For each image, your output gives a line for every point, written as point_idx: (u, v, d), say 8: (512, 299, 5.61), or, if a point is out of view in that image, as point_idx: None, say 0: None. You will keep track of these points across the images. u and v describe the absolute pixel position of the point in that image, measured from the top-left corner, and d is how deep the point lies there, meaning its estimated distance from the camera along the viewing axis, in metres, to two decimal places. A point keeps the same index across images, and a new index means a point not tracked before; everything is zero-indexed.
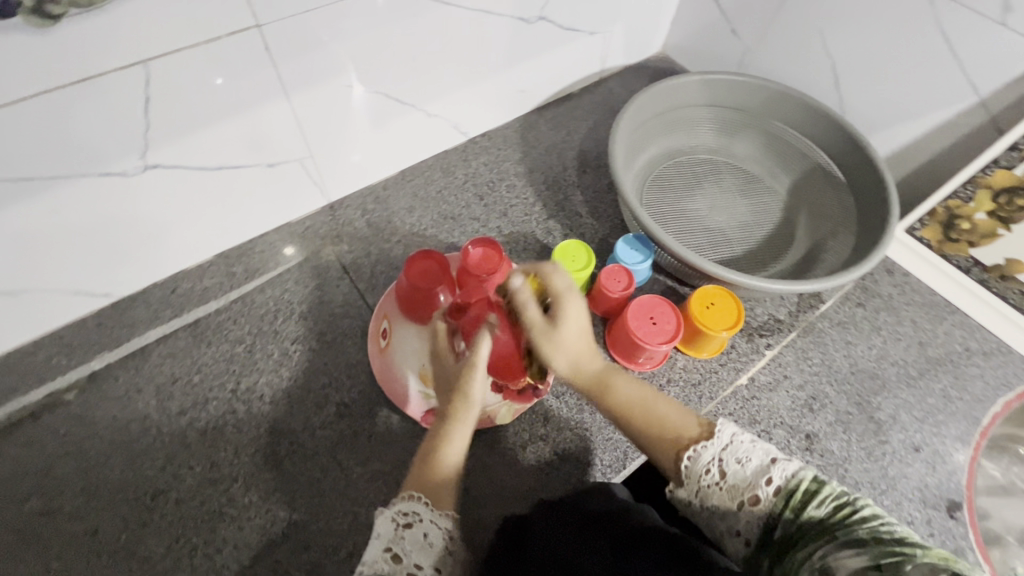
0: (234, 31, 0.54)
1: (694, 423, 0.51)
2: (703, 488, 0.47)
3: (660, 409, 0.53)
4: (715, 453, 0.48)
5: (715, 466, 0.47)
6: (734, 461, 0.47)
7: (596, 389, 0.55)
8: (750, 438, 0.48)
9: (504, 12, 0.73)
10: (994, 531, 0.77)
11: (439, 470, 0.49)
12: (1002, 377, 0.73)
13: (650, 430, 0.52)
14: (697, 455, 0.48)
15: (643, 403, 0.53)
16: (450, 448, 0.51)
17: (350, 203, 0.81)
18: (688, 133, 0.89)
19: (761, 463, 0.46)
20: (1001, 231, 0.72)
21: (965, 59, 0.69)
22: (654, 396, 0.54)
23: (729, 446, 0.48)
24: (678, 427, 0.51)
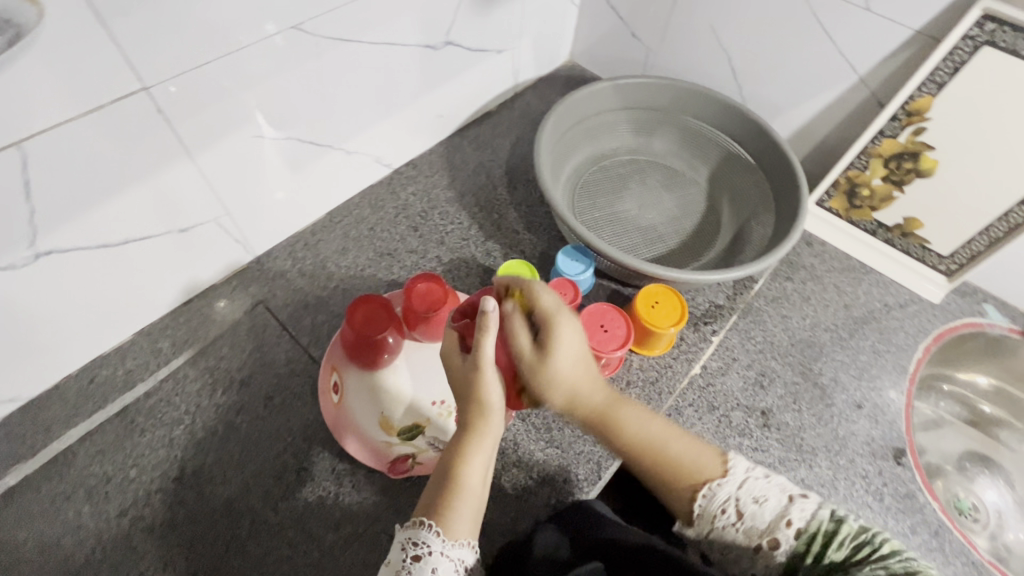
0: (119, 97, 0.49)
1: (714, 463, 0.51)
2: (717, 526, 0.49)
3: (674, 446, 0.53)
4: (731, 492, 0.49)
5: (729, 506, 0.48)
6: (750, 500, 0.48)
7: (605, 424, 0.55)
8: (764, 474, 0.49)
9: (409, 41, 0.73)
10: (934, 464, 0.85)
11: (457, 490, 0.49)
12: (918, 325, 0.79)
13: (665, 471, 0.52)
14: (713, 493, 0.49)
15: (655, 440, 0.53)
16: (468, 465, 0.50)
17: (278, 255, 0.77)
18: (607, 137, 0.92)
19: (778, 504, 0.47)
20: (896, 194, 0.78)
21: (841, 42, 0.75)
22: (669, 432, 0.54)
23: (746, 484, 0.49)
24: (694, 466, 0.51)
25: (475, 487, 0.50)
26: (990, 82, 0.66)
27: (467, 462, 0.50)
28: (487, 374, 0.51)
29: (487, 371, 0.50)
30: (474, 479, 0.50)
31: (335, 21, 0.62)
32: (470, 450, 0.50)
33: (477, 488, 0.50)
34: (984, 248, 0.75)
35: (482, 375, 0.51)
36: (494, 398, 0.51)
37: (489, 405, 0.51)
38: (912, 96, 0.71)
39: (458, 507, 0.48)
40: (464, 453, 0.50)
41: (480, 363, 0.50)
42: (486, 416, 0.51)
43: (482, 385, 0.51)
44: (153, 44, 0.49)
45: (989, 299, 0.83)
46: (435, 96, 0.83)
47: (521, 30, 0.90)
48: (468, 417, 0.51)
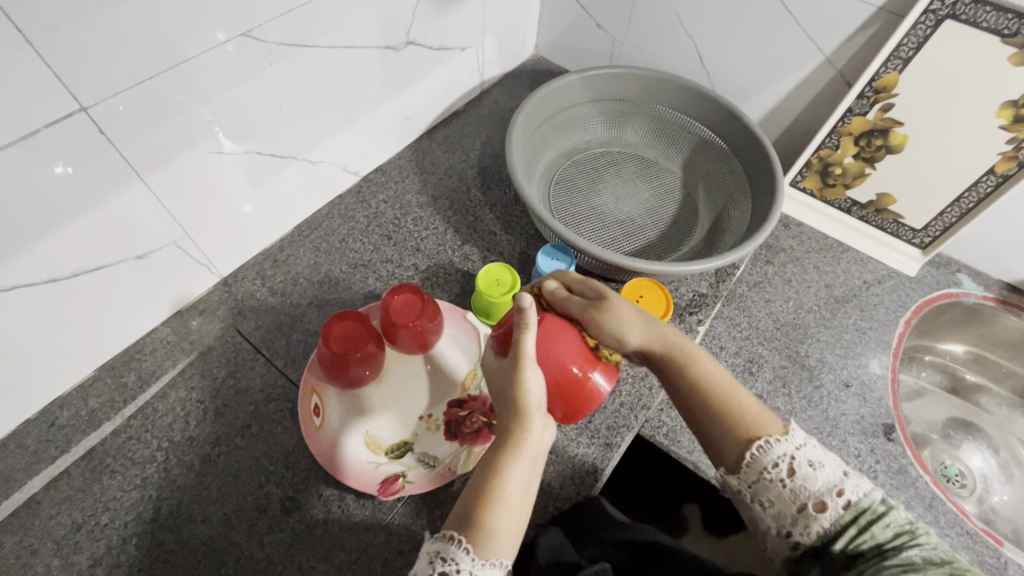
0: (55, 120, 0.46)
1: (774, 422, 0.50)
2: (764, 476, 0.48)
3: (738, 396, 0.51)
4: (788, 450, 0.48)
5: (784, 461, 0.47)
6: (806, 462, 0.47)
7: (676, 360, 0.53)
8: (821, 446, 0.49)
9: (369, 43, 0.70)
10: (921, 434, 0.86)
11: (493, 506, 0.45)
12: (898, 300, 0.80)
13: (726, 418, 0.50)
14: (769, 446, 0.48)
15: (721, 388, 0.52)
16: (506, 477, 0.46)
17: (246, 274, 0.73)
18: (579, 131, 0.90)
19: (834, 474, 0.47)
20: (868, 171, 0.79)
21: (805, 23, 0.74)
22: (734, 383, 0.52)
23: (803, 447, 0.48)
24: (757, 417, 0.50)
25: (512, 502, 0.46)
26: (953, 56, 0.66)
27: (505, 474, 0.46)
28: (528, 373, 0.49)
29: (526, 367, 0.49)
30: (511, 496, 0.46)
31: (286, 26, 0.59)
32: (509, 461, 0.47)
33: (515, 504, 0.46)
34: (956, 220, 0.76)
35: (519, 372, 0.48)
36: (533, 398, 0.49)
37: (528, 409, 0.48)
38: (877, 72, 0.71)
39: (495, 525, 0.44)
40: (502, 463, 0.47)
41: (520, 360, 0.49)
42: (525, 419, 0.48)
43: (520, 385, 0.48)
44: (87, 61, 0.45)
45: (963, 269, 0.84)
46: (399, 99, 0.81)
47: (484, 26, 0.88)
48: (508, 416, 0.49)
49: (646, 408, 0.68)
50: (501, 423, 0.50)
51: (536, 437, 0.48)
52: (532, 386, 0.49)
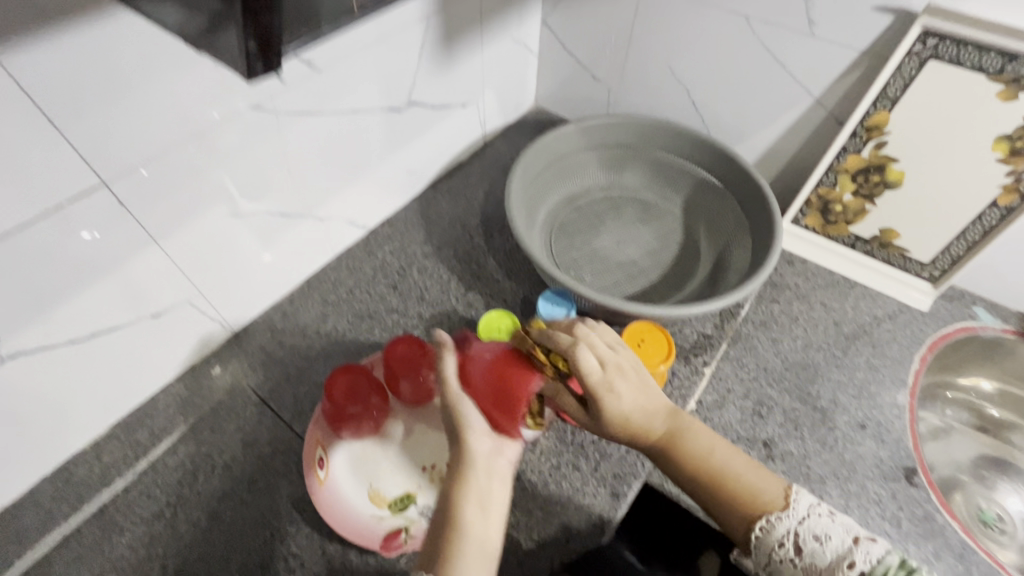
0: (77, 195, 0.49)
1: (777, 493, 0.50)
2: (774, 557, 0.48)
3: (737, 470, 0.52)
4: (791, 525, 0.48)
5: (789, 539, 0.47)
6: (811, 537, 0.47)
7: (671, 449, 0.54)
8: (828, 512, 0.48)
9: (372, 106, 0.74)
10: (950, 476, 0.82)
11: (456, 534, 0.45)
12: (912, 335, 0.78)
13: (727, 496, 0.51)
14: (772, 526, 0.48)
15: (720, 466, 0.52)
16: (464, 506, 0.47)
17: (257, 328, 0.76)
18: (579, 178, 0.93)
19: (842, 544, 0.46)
20: (869, 207, 0.79)
21: (792, 68, 0.76)
22: (735, 455, 0.53)
23: (807, 520, 0.48)
24: (758, 490, 0.50)
25: (474, 529, 0.46)
26: (942, 94, 0.67)
27: (462, 503, 0.47)
28: (453, 396, 0.52)
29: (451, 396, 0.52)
30: (473, 523, 0.46)
31: (294, 97, 0.63)
32: (463, 489, 0.48)
33: (478, 530, 0.46)
34: (964, 252, 0.75)
35: (449, 399, 0.51)
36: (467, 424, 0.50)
37: (466, 433, 0.50)
38: (868, 112, 0.72)
39: (459, 551, 0.44)
40: (459, 494, 0.48)
41: (446, 388, 0.52)
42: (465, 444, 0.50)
43: (452, 410, 0.51)
44: (107, 141, 0.49)
45: (978, 301, 0.82)
46: (403, 155, 0.84)
47: (483, 83, 0.93)
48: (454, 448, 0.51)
49: None
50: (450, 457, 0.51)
51: (486, 458, 0.50)
52: (461, 406, 0.51)
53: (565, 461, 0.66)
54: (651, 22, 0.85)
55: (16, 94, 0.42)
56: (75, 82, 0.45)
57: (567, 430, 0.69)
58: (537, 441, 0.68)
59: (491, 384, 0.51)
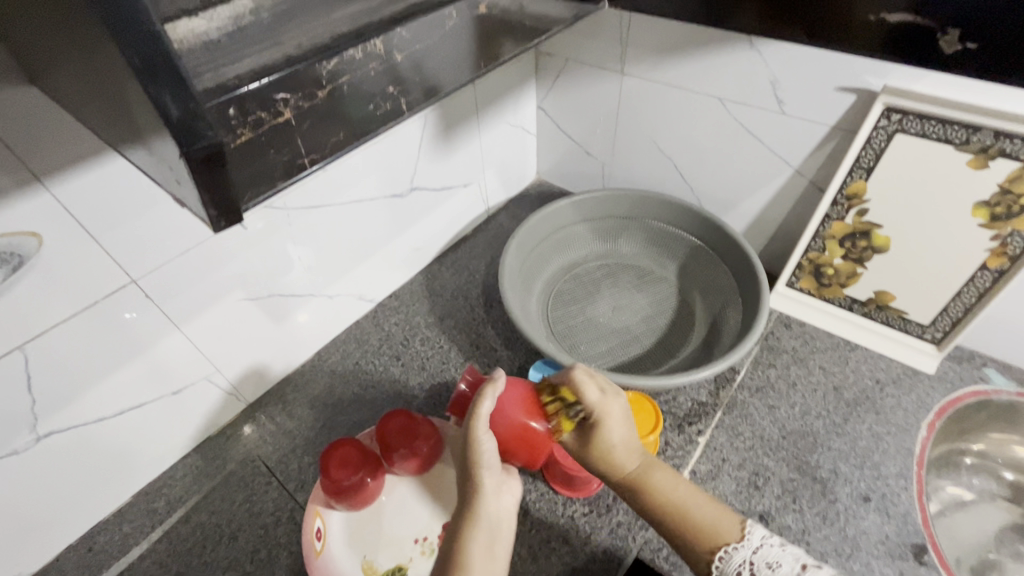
0: (111, 292, 0.57)
1: (733, 526, 0.52)
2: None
3: (696, 507, 0.54)
4: (746, 555, 0.49)
5: (745, 568, 0.49)
6: (764, 566, 0.48)
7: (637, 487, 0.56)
8: (779, 542, 0.50)
9: (376, 195, 0.81)
10: (982, 555, 0.76)
11: (462, 572, 0.46)
12: (918, 400, 0.76)
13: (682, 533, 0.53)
14: (728, 557, 0.50)
15: (680, 503, 0.54)
16: (472, 544, 0.48)
17: (270, 399, 0.81)
18: (575, 247, 0.97)
19: (792, 570, 0.47)
20: (861, 270, 0.79)
21: (770, 142, 0.80)
22: (694, 493, 0.55)
23: (760, 549, 0.49)
24: (715, 524, 0.52)
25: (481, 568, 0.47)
26: (914, 164, 0.69)
27: (471, 540, 0.48)
28: (479, 436, 0.51)
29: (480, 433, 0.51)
30: (480, 562, 0.47)
31: (303, 193, 0.71)
32: (473, 525, 0.49)
33: (484, 567, 0.48)
34: (963, 314, 0.74)
35: (473, 437, 0.51)
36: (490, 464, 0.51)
37: (481, 474, 0.51)
38: (845, 181, 0.74)
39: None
40: (468, 531, 0.49)
41: (472, 426, 0.51)
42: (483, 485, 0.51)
43: (473, 452, 0.51)
44: (138, 247, 0.57)
45: (989, 363, 0.80)
46: (408, 234, 0.91)
47: (484, 164, 1.00)
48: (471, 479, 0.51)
49: (644, 528, 0.67)
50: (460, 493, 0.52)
51: (496, 497, 0.52)
52: (484, 449, 0.51)
53: (555, 534, 0.67)
54: (635, 104, 0.91)
55: (63, 214, 0.51)
56: (115, 201, 0.54)
57: (557, 502, 0.70)
58: (528, 513, 0.69)
59: (519, 432, 0.53)
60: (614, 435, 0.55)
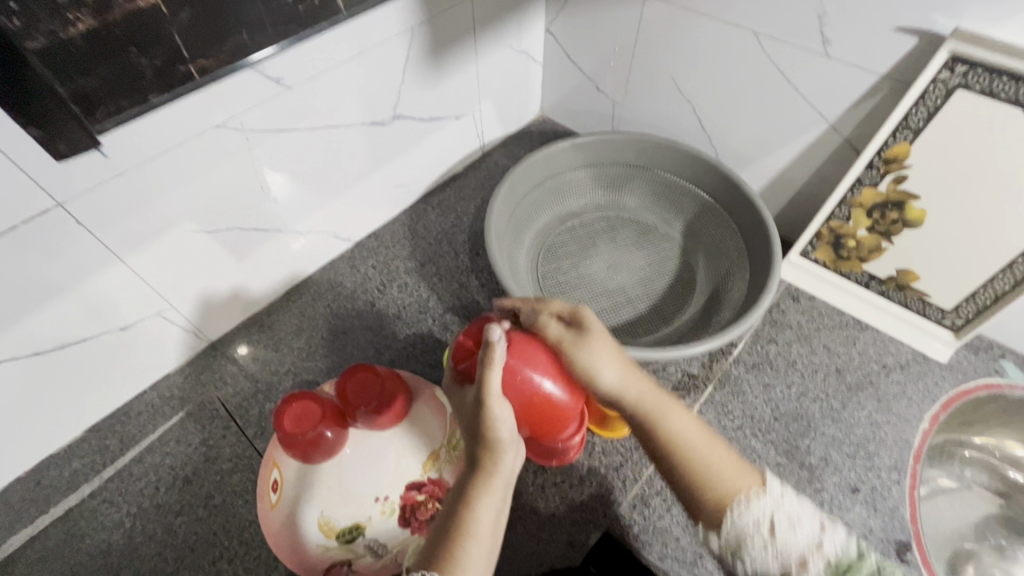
0: (32, 215, 0.49)
1: (747, 482, 0.48)
2: (746, 543, 0.45)
3: (714, 455, 0.50)
4: (767, 508, 0.46)
5: (764, 521, 0.45)
6: (785, 521, 0.45)
7: (645, 420, 0.52)
8: (800, 498, 0.47)
9: (352, 121, 0.72)
10: (964, 545, 0.74)
11: (466, 538, 0.45)
12: (924, 390, 0.71)
13: (699, 477, 0.49)
14: (748, 500, 0.47)
15: (693, 442, 0.51)
16: (479, 508, 0.47)
17: (233, 340, 0.77)
18: (573, 197, 0.89)
19: (813, 531, 0.44)
20: (885, 245, 0.71)
21: (805, 90, 0.70)
22: (710, 437, 0.51)
23: (781, 504, 0.46)
24: (727, 471, 0.48)
25: (486, 533, 0.46)
26: (971, 129, 0.58)
27: (479, 504, 0.47)
28: (497, 409, 0.48)
29: (496, 403, 0.48)
30: (486, 526, 0.46)
31: (264, 114, 0.61)
32: (483, 490, 0.47)
33: (488, 538, 0.46)
34: (990, 303, 0.66)
35: (489, 409, 0.48)
36: (503, 433, 0.49)
37: (495, 443, 0.49)
38: (886, 142, 0.64)
39: (468, 554, 0.44)
40: (473, 497, 0.47)
41: (488, 395, 0.48)
42: (500, 453, 0.49)
43: (488, 423, 0.48)
44: (62, 167, 0.49)
45: (1008, 354, 0.74)
46: (389, 169, 0.83)
47: (480, 94, 0.89)
48: (484, 445, 0.49)
49: (616, 504, 0.63)
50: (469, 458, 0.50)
51: (504, 472, 0.49)
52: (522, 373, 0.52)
53: (522, 503, 0.64)
54: (655, 34, 0.79)
55: None
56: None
57: (527, 470, 0.66)
58: None
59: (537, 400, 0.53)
60: (604, 371, 0.53)
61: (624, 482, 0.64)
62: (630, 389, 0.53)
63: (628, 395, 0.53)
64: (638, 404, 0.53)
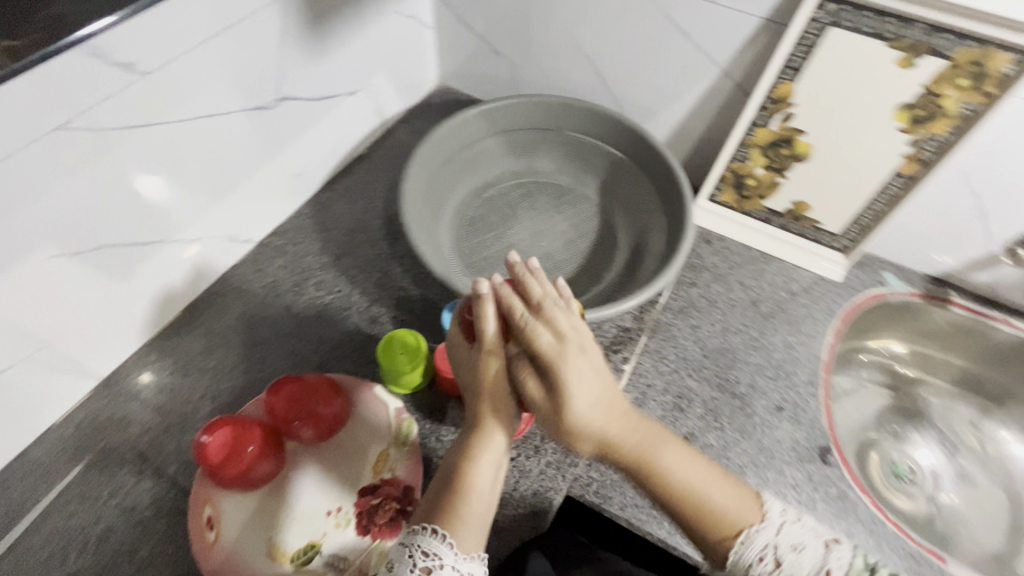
0: None
1: (752, 510, 0.47)
2: (753, 575, 0.45)
3: (715, 498, 0.47)
4: (769, 538, 0.45)
5: (768, 553, 0.45)
6: (788, 548, 0.45)
7: (638, 467, 0.48)
8: (797, 517, 0.47)
9: (230, 108, 0.63)
10: (868, 436, 0.84)
11: (465, 495, 0.47)
12: (826, 308, 0.78)
13: (697, 521, 0.47)
14: (750, 540, 0.46)
15: (695, 489, 0.47)
16: (478, 466, 0.48)
17: (130, 372, 0.68)
18: (487, 167, 0.86)
19: (817, 553, 0.44)
20: (780, 180, 0.76)
21: (697, 38, 0.71)
22: (711, 477, 0.48)
23: (782, 529, 0.46)
24: (728, 509, 0.47)
25: (484, 491, 0.48)
26: (846, 64, 0.63)
27: (476, 461, 0.48)
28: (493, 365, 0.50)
29: (492, 359, 0.50)
30: (485, 482, 0.48)
31: (118, 111, 0.52)
32: (480, 448, 0.49)
33: (486, 493, 0.48)
34: (872, 222, 0.74)
35: (488, 361, 0.50)
36: (503, 391, 0.50)
37: (496, 400, 0.50)
38: (774, 83, 0.68)
39: (466, 514, 0.46)
40: (472, 453, 0.49)
41: (486, 348, 0.50)
42: (497, 414, 0.50)
43: (489, 377, 0.50)
44: None
45: (887, 267, 0.82)
46: (283, 158, 0.75)
47: (371, 66, 0.83)
48: (482, 411, 0.50)
49: (574, 465, 0.64)
50: (468, 424, 0.51)
51: (504, 432, 0.50)
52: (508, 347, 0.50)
53: None
54: None
55: None
56: None
57: None
58: None
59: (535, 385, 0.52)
60: (593, 415, 0.47)
61: None
62: (626, 436, 0.48)
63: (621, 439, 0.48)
64: (632, 449, 0.48)
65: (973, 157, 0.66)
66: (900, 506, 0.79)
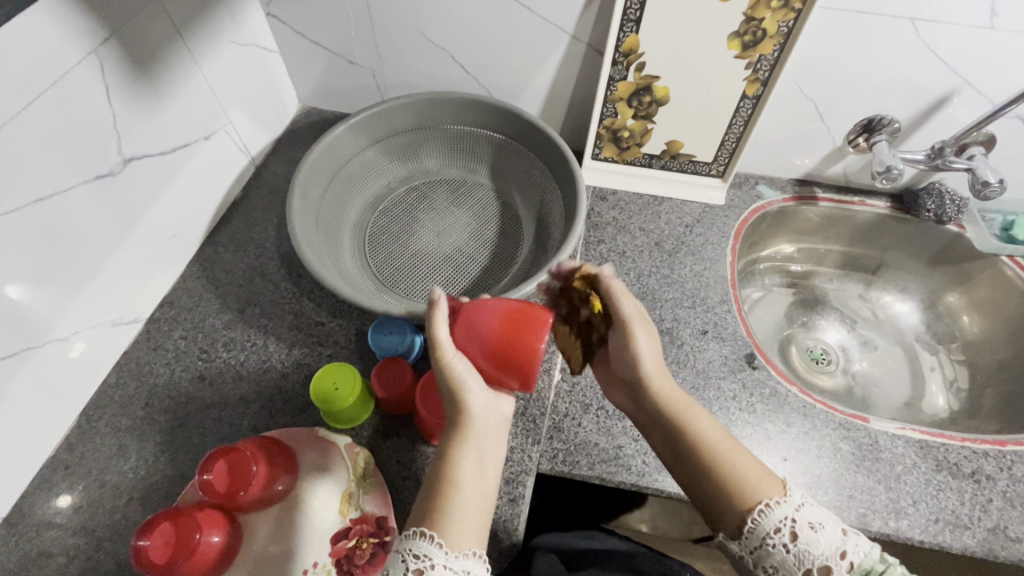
0: None
1: (772, 485, 0.50)
2: (767, 541, 0.48)
3: (742, 464, 0.52)
4: (788, 512, 0.48)
5: (785, 526, 0.48)
6: (807, 525, 0.48)
7: (675, 419, 0.55)
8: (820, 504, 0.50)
9: (67, 183, 0.56)
10: (783, 333, 0.93)
11: (450, 491, 0.46)
12: (720, 231, 0.85)
13: (722, 485, 0.51)
14: (764, 513, 0.48)
15: (719, 449, 0.53)
16: (460, 461, 0.48)
17: (37, 500, 0.60)
18: (374, 179, 0.84)
19: (836, 535, 0.47)
20: (651, 126, 0.81)
21: (539, 10, 0.73)
22: (735, 444, 0.53)
23: (802, 509, 0.48)
24: (751, 481, 0.50)
25: (470, 486, 0.47)
26: (676, 8, 0.67)
27: (457, 456, 0.48)
28: (449, 360, 0.51)
29: (447, 353, 0.51)
30: (469, 475, 0.47)
31: None
32: (460, 443, 0.49)
33: (475, 487, 0.47)
34: (736, 144, 0.81)
35: (443, 360, 0.51)
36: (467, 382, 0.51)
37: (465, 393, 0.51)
38: (619, 38, 0.71)
39: (455, 513, 0.45)
40: (453, 447, 0.49)
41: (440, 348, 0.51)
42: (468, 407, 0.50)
43: (449, 371, 0.51)
44: None
45: (761, 181, 0.90)
46: (148, 222, 0.68)
47: (221, 105, 0.77)
48: (455, 405, 0.51)
49: (537, 443, 0.65)
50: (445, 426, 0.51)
51: (480, 421, 0.51)
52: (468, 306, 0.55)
53: None
54: None
55: None
56: None
57: None
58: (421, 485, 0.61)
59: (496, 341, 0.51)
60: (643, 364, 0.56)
61: (534, 420, 0.67)
62: (662, 384, 0.56)
63: (660, 392, 0.56)
64: (673, 402, 0.55)
65: (799, 70, 0.74)
66: (823, 385, 0.88)
